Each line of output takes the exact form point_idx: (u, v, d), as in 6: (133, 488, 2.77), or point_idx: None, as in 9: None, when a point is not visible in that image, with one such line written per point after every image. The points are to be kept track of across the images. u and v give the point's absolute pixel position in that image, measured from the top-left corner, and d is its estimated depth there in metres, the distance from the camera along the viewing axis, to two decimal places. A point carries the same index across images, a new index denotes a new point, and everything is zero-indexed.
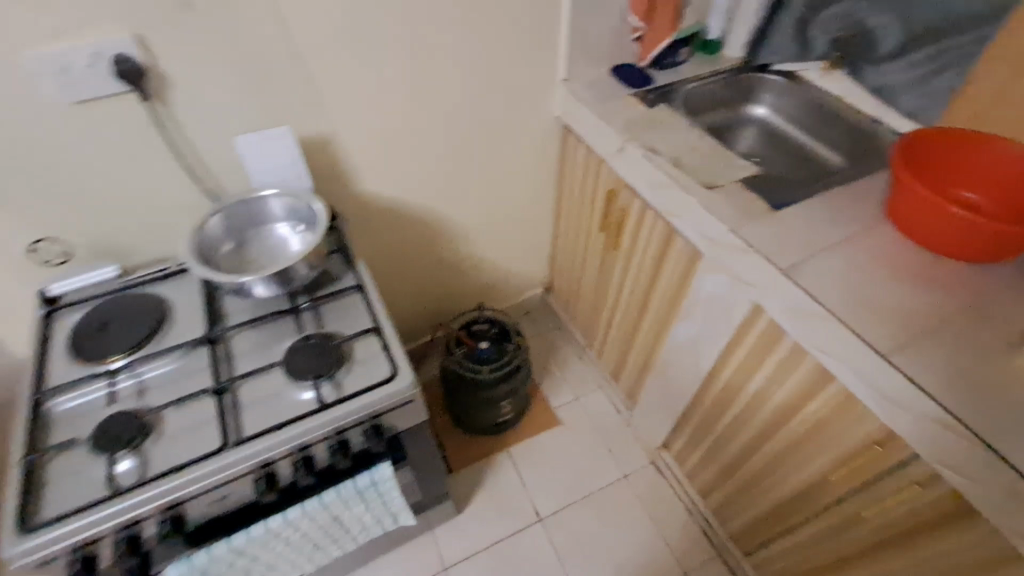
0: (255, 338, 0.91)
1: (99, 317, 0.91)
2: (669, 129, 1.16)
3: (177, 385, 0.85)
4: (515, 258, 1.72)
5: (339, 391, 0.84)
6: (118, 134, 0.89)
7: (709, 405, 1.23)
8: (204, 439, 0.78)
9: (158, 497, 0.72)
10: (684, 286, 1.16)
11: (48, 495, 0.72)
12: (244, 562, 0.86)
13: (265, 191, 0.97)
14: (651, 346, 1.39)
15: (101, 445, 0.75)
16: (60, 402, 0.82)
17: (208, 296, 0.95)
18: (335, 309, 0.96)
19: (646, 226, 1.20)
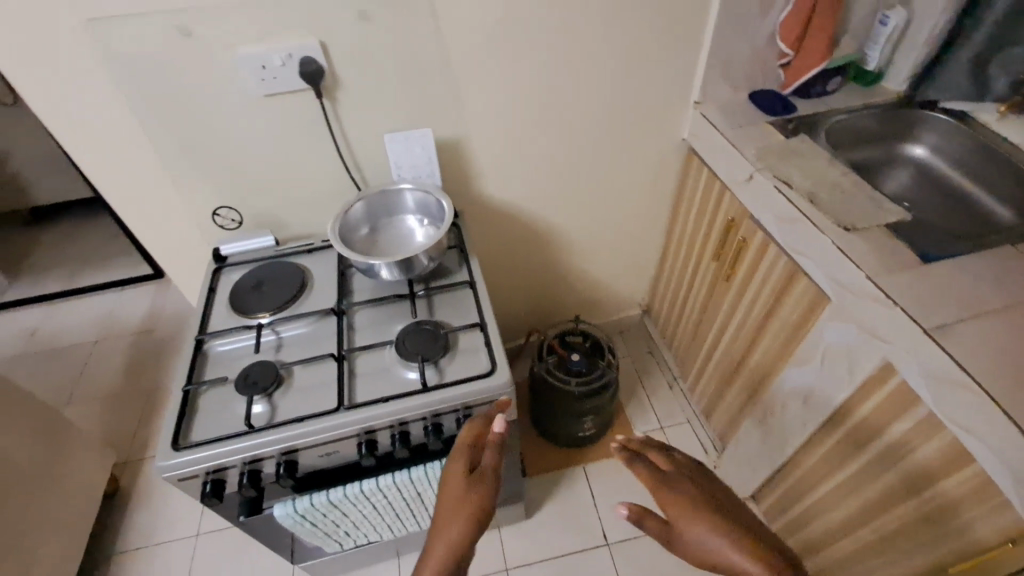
0: (375, 316, 1.01)
1: (254, 279, 1.05)
2: (808, 162, 1.09)
3: (306, 347, 0.96)
4: (618, 276, 1.71)
5: (440, 376, 0.90)
6: (293, 124, 1.03)
7: (813, 464, 1.14)
8: (323, 398, 0.88)
9: (280, 440, 0.82)
10: (803, 331, 1.08)
11: (198, 421, 0.85)
12: (336, 516, 0.94)
13: (401, 185, 1.08)
14: (753, 388, 1.30)
15: (244, 387, 0.87)
16: (216, 345, 0.96)
17: (340, 272, 1.06)
18: (446, 300, 1.03)
19: (766, 261, 1.14)
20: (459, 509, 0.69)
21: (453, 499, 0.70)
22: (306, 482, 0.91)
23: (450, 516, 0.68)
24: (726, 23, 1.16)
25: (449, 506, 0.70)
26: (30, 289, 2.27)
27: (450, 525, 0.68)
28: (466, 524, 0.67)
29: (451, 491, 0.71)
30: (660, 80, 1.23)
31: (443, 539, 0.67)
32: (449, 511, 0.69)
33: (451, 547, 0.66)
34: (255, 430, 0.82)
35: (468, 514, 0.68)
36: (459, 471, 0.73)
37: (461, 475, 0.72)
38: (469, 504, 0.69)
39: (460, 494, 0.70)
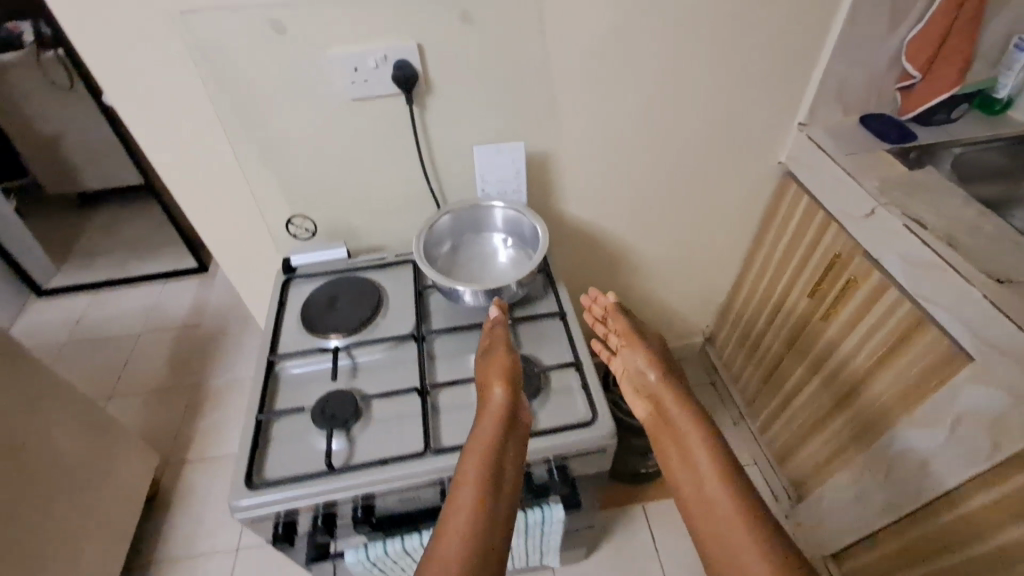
0: (456, 344, 0.93)
1: (327, 294, 0.98)
2: (942, 200, 0.98)
3: (384, 376, 0.89)
4: (687, 301, 1.61)
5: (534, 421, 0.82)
6: (378, 131, 0.95)
7: (925, 535, 1.03)
8: (406, 438, 0.81)
9: (361, 485, 0.75)
10: (928, 389, 0.97)
11: (271, 455, 0.79)
12: (405, 564, 0.87)
13: (491, 202, 1.00)
14: (848, 439, 1.19)
15: (321, 421, 0.80)
16: (290, 367, 0.90)
17: (418, 291, 0.99)
18: (533, 332, 0.94)
19: (880, 307, 1.04)
20: (491, 379, 0.79)
21: (485, 379, 0.80)
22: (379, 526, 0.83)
23: (486, 388, 0.78)
24: (849, 40, 1.05)
25: (485, 373, 0.81)
26: (76, 276, 2.26)
27: (492, 395, 0.77)
28: (502, 388, 0.77)
29: (483, 377, 0.81)
30: (767, 99, 1.13)
31: (488, 410, 0.75)
32: (484, 370, 0.81)
33: (497, 413, 0.75)
34: (336, 471, 0.75)
35: (506, 382, 0.78)
36: (485, 358, 0.83)
37: (487, 359, 0.82)
38: (500, 376, 0.78)
39: (489, 360, 0.82)
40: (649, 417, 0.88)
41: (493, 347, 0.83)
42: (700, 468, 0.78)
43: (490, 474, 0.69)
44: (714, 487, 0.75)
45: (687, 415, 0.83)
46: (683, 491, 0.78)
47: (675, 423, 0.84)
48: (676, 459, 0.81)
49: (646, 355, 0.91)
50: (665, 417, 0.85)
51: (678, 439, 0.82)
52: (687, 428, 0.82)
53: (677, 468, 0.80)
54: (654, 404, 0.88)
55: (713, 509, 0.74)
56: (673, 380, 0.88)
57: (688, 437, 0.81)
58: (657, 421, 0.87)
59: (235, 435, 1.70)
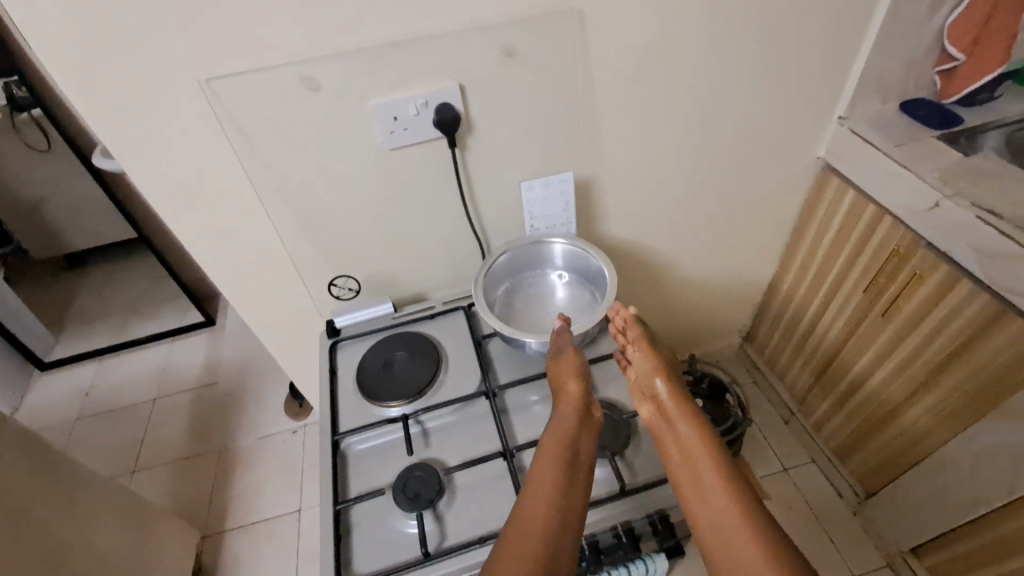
0: (530, 395, 0.87)
1: (381, 356, 0.92)
2: (1006, 186, 0.95)
3: (459, 439, 0.82)
4: (725, 305, 1.57)
5: (631, 474, 0.77)
6: (420, 178, 0.89)
7: (1023, 528, 1.00)
8: (499, 509, 0.74)
9: (462, 570, 0.69)
10: (1016, 381, 0.93)
11: (356, 546, 0.72)
12: None
13: (550, 240, 0.95)
14: (922, 434, 1.16)
15: (404, 504, 0.73)
16: (355, 444, 0.83)
17: (477, 342, 0.93)
18: (607, 371, 0.88)
19: (951, 300, 1.00)
20: (566, 368, 0.78)
21: (558, 368, 0.79)
22: None
23: (562, 378, 0.77)
24: (888, 28, 1.01)
25: (556, 373, 0.79)
26: (79, 344, 2.16)
27: (568, 385, 0.76)
28: (579, 380, 0.76)
29: (555, 366, 0.79)
30: (807, 96, 1.09)
31: (566, 399, 0.74)
32: (555, 368, 0.79)
33: (576, 402, 0.74)
34: (432, 559, 0.69)
35: (581, 373, 0.77)
36: (555, 351, 0.82)
37: (558, 351, 0.81)
38: (575, 367, 0.78)
39: (559, 359, 0.80)
40: (655, 422, 0.76)
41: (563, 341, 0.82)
42: (712, 489, 0.69)
43: (570, 459, 0.68)
44: (729, 509, 0.67)
45: (695, 429, 0.74)
46: (693, 508, 0.69)
47: (684, 435, 0.73)
48: (685, 473, 0.71)
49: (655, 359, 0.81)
50: (671, 427, 0.74)
51: (686, 453, 0.72)
52: (696, 444, 0.72)
53: (686, 485, 0.70)
54: (659, 408, 0.76)
55: (727, 531, 0.66)
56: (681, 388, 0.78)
57: (700, 454, 0.71)
58: (663, 427, 0.75)
59: (273, 496, 1.62)
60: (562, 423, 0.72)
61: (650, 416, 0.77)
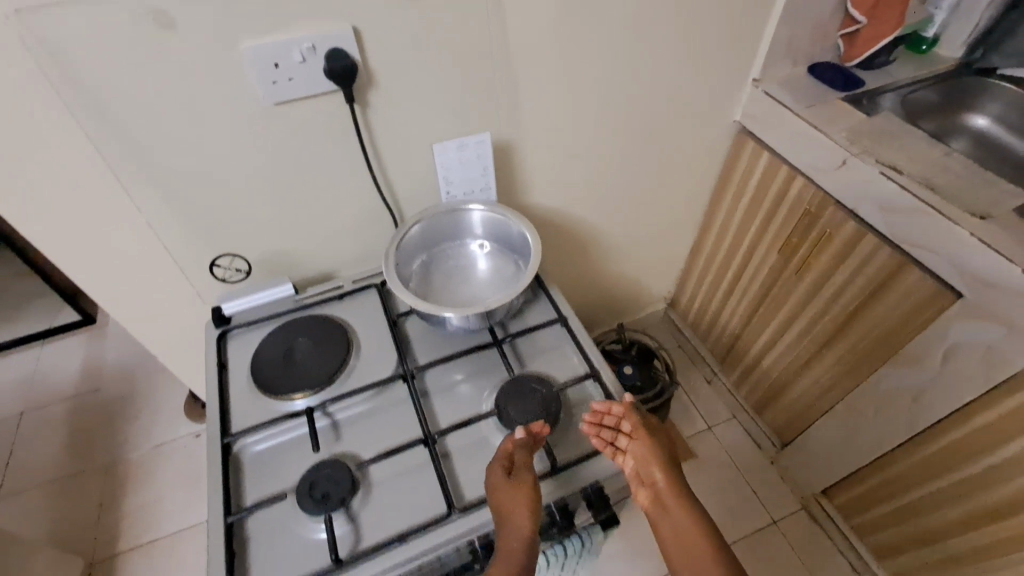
0: (452, 376, 0.80)
1: (280, 344, 0.80)
2: (903, 144, 1.00)
3: (373, 430, 0.74)
4: (649, 272, 1.58)
5: (563, 450, 0.73)
6: (315, 139, 0.78)
7: (918, 463, 1.09)
8: (421, 501, 0.68)
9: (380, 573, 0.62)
10: (912, 330, 0.99)
11: (253, 561, 0.63)
12: None
13: (467, 206, 0.88)
14: (831, 384, 1.22)
15: (311, 507, 0.64)
16: (251, 444, 0.72)
17: (392, 321, 0.84)
18: (535, 343, 0.84)
19: (857, 256, 1.04)
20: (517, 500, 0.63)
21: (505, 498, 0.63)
22: None
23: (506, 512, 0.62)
24: None
25: (501, 505, 0.63)
26: None
27: (513, 522, 0.62)
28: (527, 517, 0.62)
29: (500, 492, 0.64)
30: (723, 56, 1.08)
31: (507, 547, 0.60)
32: (502, 500, 0.63)
33: (518, 549, 0.60)
34: (346, 565, 0.61)
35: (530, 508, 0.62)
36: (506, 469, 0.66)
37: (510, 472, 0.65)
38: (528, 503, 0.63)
39: (508, 489, 0.63)
40: (656, 516, 0.67)
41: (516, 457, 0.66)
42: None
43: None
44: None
45: (693, 528, 0.65)
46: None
47: (687, 535, 0.65)
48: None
49: (650, 447, 0.68)
50: (671, 518, 0.66)
51: (690, 554, 0.64)
52: (699, 546, 0.64)
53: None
54: (656, 496, 0.67)
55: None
56: (680, 479, 0.68)
57: (704, 559, 0.63)
58: (663, 519, 0.66)
59: (175, 509, 1.45)
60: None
61: (648, 507, 0.68)
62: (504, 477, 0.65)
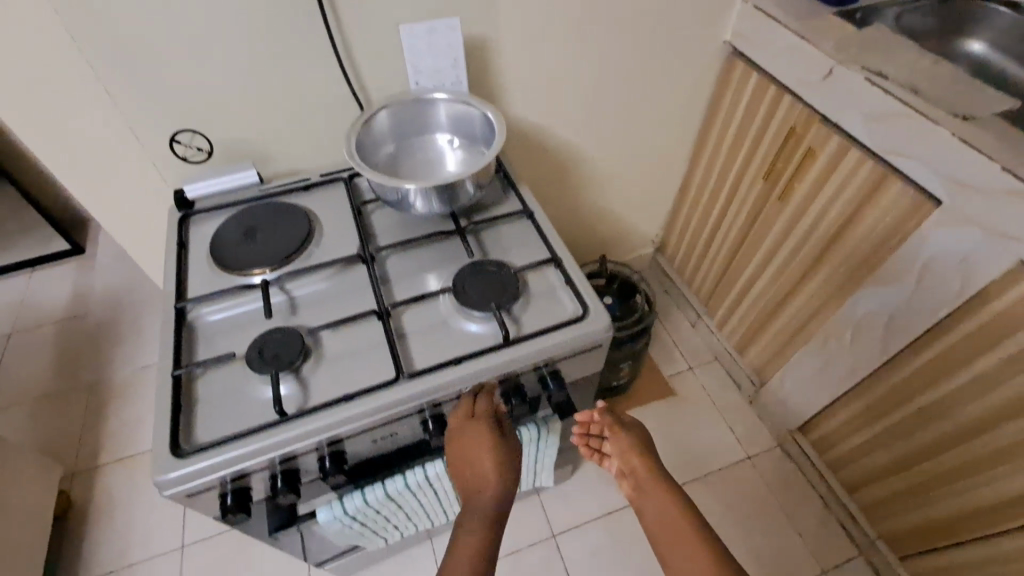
0: (413, 262, 0.79)
1: (241, 224, 0.79)
2: (893, 53, 0.96)
3: (329, 307, 0.73)
4: (636, 210, 1.56)
5: (518, 327, 0.72)
6: (276, 12, 0.76)
7: (892, 387, 1.08)
8: (372, 369, 0.68)
9: (324, 428, 0.62)
10: (891, 246, 0.98)
11: (201, 414, 0.63)
12: (390, 511, 0.78)
13: (434, 95, 0.85)
14: (810, 314, 1.21)
15: (260, 365, 0.65)
16: (206, 314, 0.72)
17: (356, 208, 0.83)
18: (499, 235, 0.82)
19: (840, 173, 1.02)
20: (483, 450, 0.66)
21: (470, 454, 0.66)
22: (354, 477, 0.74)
23: (474, 465, 0.66)
24: None
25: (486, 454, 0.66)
26: None
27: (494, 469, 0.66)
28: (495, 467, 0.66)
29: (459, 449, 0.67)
30: None
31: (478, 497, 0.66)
32: (487, 452, 0.66)
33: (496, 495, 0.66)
34: (290, 418, 0.62)
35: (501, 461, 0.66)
36: (466, 425, 0.67)
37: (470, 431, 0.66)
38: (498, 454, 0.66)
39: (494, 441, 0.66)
40: (638, 494, 0.76)
41: (478, 417, 0.67)
42: (685, 549, 0.66)
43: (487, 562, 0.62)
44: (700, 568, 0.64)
45: (667, 497, 0.72)
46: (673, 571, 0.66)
47: (661, 502, 0.72)
48: (665, 544, 0.68)
49: (626, 437, 0.79)
50: (649, 496, 0.74)
51: (663, 519, 0.70)
52: (671, 508, 0.71)
53: (667, 554, 0.67)
54: (638, 478, 0.76)
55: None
56: (655, 460, 0.76)
57: (677, 521, 0.69)
58: (643, 496, 0.75)
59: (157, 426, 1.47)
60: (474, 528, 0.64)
61: (633, 492, 0.77)
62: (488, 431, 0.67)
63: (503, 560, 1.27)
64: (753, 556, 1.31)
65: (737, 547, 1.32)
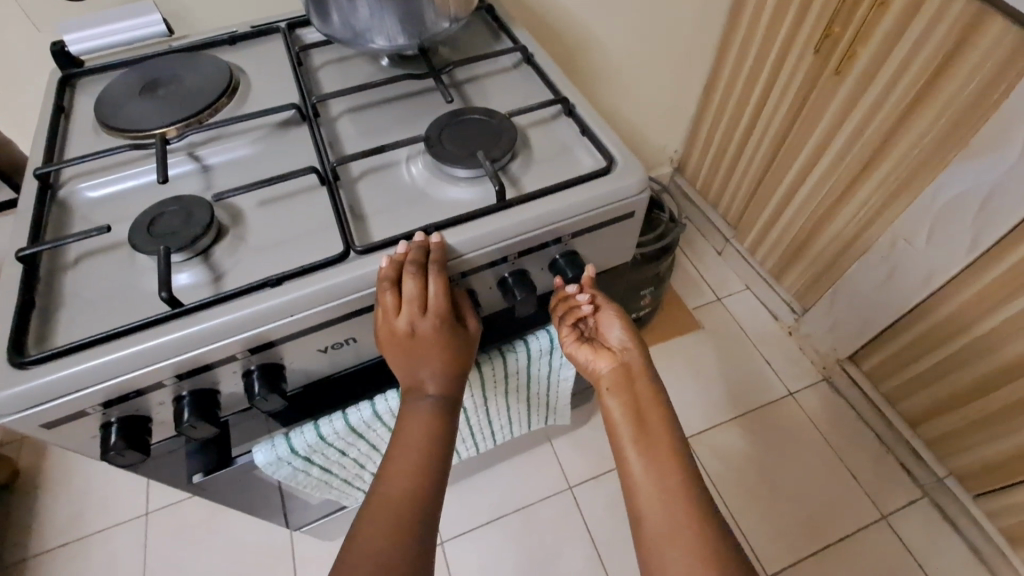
0: (372, 119, 0.59)
1: (138, 78, 0.59)
2: None
3: (255, 175, 0.54)
4: (655, 117, 1.33)
5: (518, 188, 0.52)
6: None
7: (980, 293, 0.88)
8: (314, 248, 0.48)
9: (240, 323, 0.43)
10: (984, 110, 0.79)
11: (63, 314, 0.44)
12: (356, 453, 0.58)
13: None
14: (873, 211, 1.01)
15: (146, 243, 0.45)
16: (83, 190, 0.52)
17: (296, 57, 0.62)
18: (488, 85, 0.62)
19: (926, 15, 0.81)
20: (418, 353, 0.46)
21: (399, 355, 0.46)
22: (305, 406, 0.54)
23: (406, 372, 0.47)
24: None
25: (405, 348, 0.46)
26: None
27: (411, 371, 0.47)
28: (439, 375, 0.47)
29: (386, 347, 0.46)
30: None
31: (414, 417, 0.47)
32: (406, 346, 0.46)
33: (430, 417, 0.47)
34: (190, 309, 0.42)
35: (445, 365, 0.47)
36: (394, 315, 0.45)
37: (400, 323, 0.45)
38: (440, 353, 0.47)
39: (419, 336, 0.46)
40: (613, 385, 0.54)
41: (411, 303, 0.45)
42: (663, 481, 0.47)
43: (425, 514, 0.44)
44: (682, 515, 0.45)
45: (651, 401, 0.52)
46: (639, 499, 0.47)
47: (641, 408, 0.52)
48: (639, 459, 0.49)
49: (620, 317, 0.55)
50: (631, 394, 0.53)
51: (640, 427, 0.51)
52: (654, 421, 0.51)
53: (637, 474, 0.48)
54: (622, 363, 0.55)
55: (668, 540, 0.44)
56: (649, 353, 0.55)
57: (657, 441, 0.50)
58: (624, 391, 0.53)
59: None
60: (403, 471, 0.45)
61: (603, 376, 0.55)
62: (413, 318, 0.45)
63: (513, 515, 1.11)
64: (801, 502, 1.14)
65: (783, 493, 1.15)
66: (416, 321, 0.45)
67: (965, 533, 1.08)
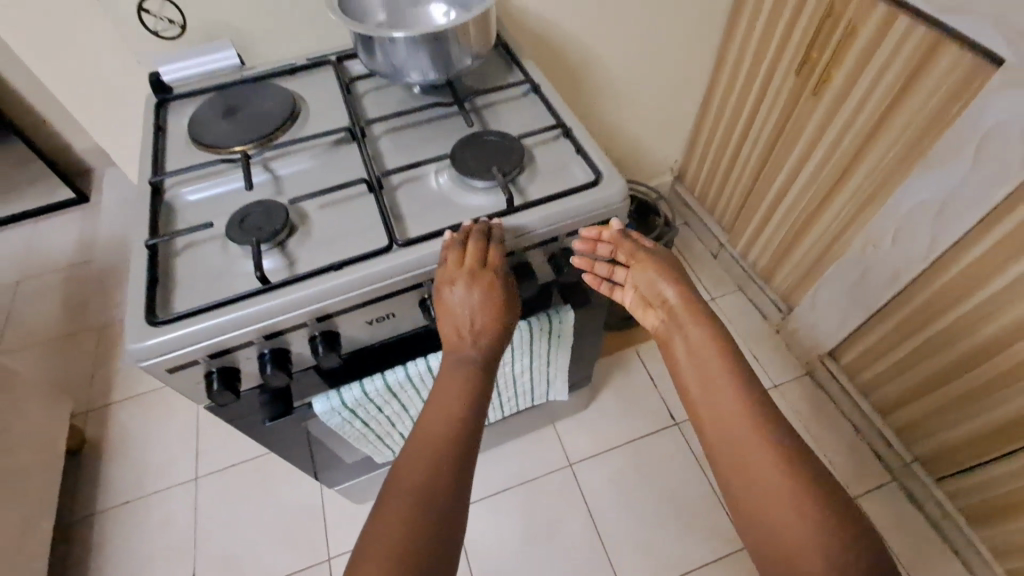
0: (408, 138, 0.72)
1: (220, 104, 0.73)
2: None
3: (317, 183, 0.67)
4: (655, 130, 1.46)
5: (524, 195, 0.65)
6: None
7: (935, 293, 1.00)
8: (364, 241, 0.61)
9: (311, 297, 0.56)
10: (937, 130, 0.90)
11: (179, 288, 0.58)
12: (390, 410, 0.71)
13: None
14: (846, 219, 1.12)
15: (240, 235, 0.59)
16: (184, 194, 0.66)
17: (346, 86, 0.76)
18: (502, 110, 0.75)
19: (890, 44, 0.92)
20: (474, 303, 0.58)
21: (457, 301, 0.58)
22: (352, 369, 0.68)
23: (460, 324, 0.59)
24: None
25: (465, 297, 0.58)
26: None
27: (469, 317, 0.59)
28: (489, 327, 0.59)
29: (447, 295, 0.58)
30: None
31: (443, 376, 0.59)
32: (464, 295, 0.58)
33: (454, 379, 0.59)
34: (275, 285, 0.56)
35: (497, 316, 0.59)
36: (456, 269, 0.58)
37: (461, 275, 0.57)
38: (492, 307, 0.59)
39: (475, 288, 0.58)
40: (667, 332, 0.63)
41: (473, 260, 0.57)
42: (732, 422, 0.54)
43: (458, 461, 0.53)
44: (759, 452, 0.51)
45: (712, 342, 0.59)
46: (716, 441, 0.55)
47: (706, 359, 0.59)
48: (711, 412, 0.56)
49: (657, 267, 0.64)
50: (685, 336, 0.61)
51: (705, 379, 0.58)
52: (718, 370, 0.57)
53: (710, 420, 0.56)
54: (667, 315, 0.64)
55: (752, 480, 0.51)
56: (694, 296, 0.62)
57: (725, 389, 0.56)
58: (677, 334, 0.62)
59: None
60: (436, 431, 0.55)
61: (659, 326, 0.65)
62: (473, 271, 0.57)
63: (518, 488, 1.23)
64: None
65: None
66: (474, 274, 0.57)
67: (931, 514, 1.18)
